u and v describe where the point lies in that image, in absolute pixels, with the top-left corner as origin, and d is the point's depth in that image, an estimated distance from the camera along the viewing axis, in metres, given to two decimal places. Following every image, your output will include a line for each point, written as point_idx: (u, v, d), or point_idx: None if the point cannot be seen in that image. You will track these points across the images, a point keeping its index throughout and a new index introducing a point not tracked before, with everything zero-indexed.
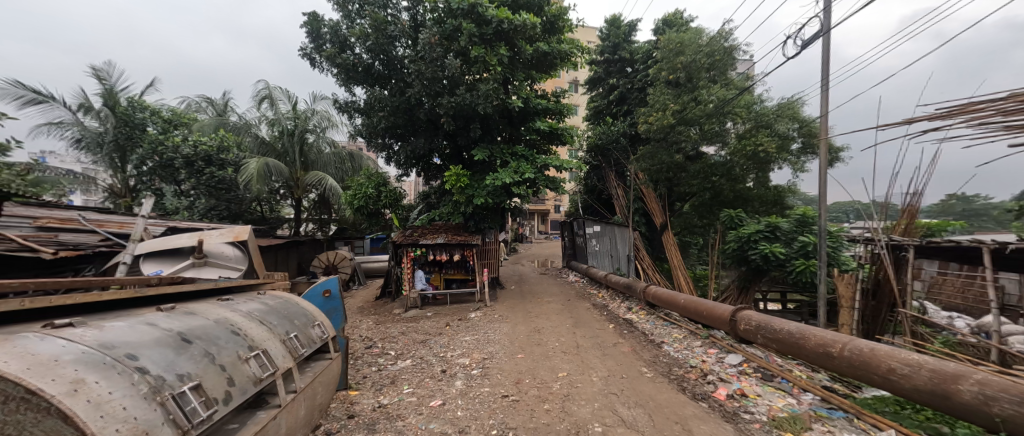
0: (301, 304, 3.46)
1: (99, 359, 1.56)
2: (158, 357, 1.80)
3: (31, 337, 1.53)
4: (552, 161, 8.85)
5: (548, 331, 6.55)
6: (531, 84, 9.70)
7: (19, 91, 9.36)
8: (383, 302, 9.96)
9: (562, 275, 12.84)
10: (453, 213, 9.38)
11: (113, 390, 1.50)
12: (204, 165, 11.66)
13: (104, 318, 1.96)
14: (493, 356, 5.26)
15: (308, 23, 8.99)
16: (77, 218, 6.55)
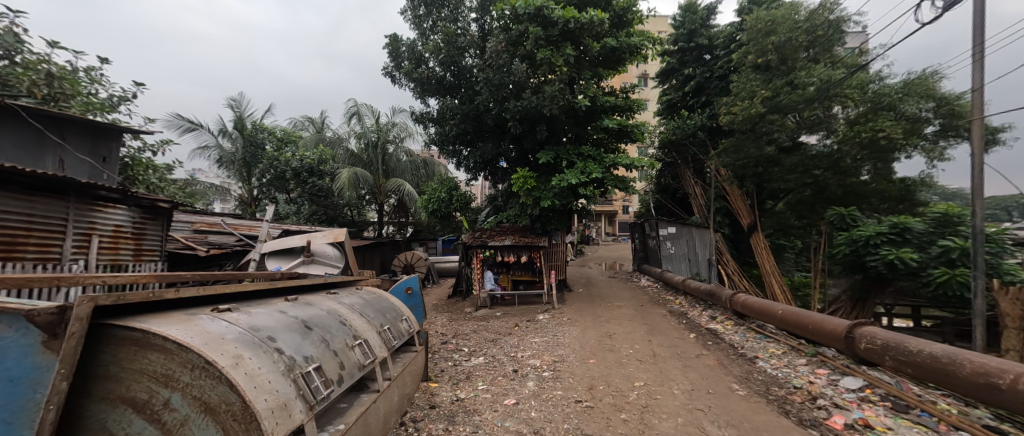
0: (391, 299, 3.75)
1: (251, 339, 1.83)
2: (290, 340, 2.07)
3: (203, 318, 1.82)
4: (622, 160, 8.52)
5: (621, 336, 6.31)
6: (598, 82, 9.46)
7: (177, 121, 11.52)
8: (455, 301, 10.40)
9: (633, 279, 12.32)
10: (518, 217, 9.33)
11: (262, 365, 1.74)
12: (307, 176, 13.34)
13: (250, 305, 2.28)
14: (564, 359, 5.20)
15: (389, 44, 9.80)
16: (221, 223, 8.03)
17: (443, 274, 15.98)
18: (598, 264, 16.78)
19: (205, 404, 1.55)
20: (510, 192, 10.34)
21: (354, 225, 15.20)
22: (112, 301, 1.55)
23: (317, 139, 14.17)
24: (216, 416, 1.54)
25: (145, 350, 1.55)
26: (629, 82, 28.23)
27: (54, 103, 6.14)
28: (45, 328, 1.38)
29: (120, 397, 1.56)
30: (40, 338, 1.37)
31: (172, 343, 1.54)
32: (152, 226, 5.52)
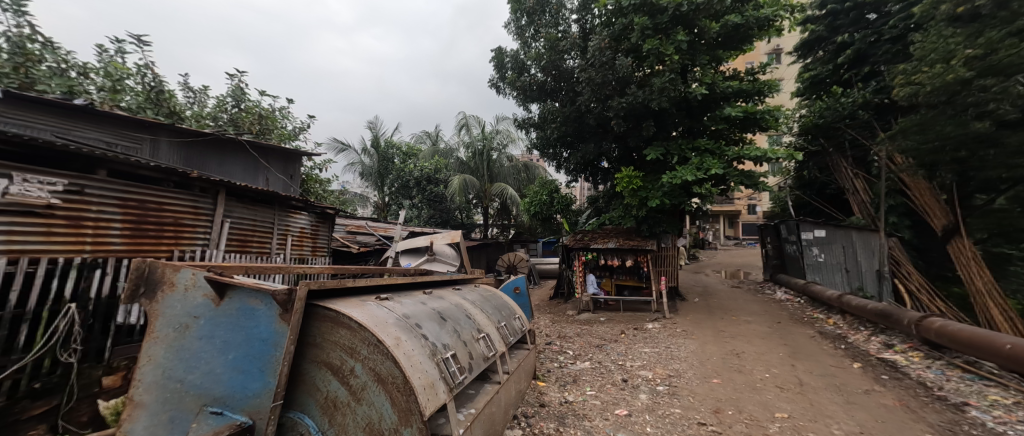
0: (504, 297, 3.90)
1: (403, 325, 2.05)
2: (431, 328, 2.28)
3: (369, 303, 2.08)
4: (747, 152, 7.52)
5: (750, 356, 5.53)
6: (717, 66, 8.50)
7: (330, 143, 13.93)
8: (557, 303, 10.41)
9: (763, 290, 10.73)
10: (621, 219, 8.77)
11: (414, 348, 1.94)
12: (427, 185, 15.00)
13: (400, 295, 2.56)
14: (680, 375, 4.78)
15: (494, 58, 10.36)
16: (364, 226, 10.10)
17: (544, 275, 16.16)
18: (715, 271, 15.04)
19: (377, 375, 1.75)
20: (613, 192, 9.95)
21: (463, 227, 16.41)
22: (317, 285, 1.81)
23: (433, 150, 15.72)
24: (384, 387, 1.74)
25: (336, 326, 1.80)
26: (755, 63, 24.80)
27: (262, 135, 9.74)
28: (280, 303, 1.68)
29: (321, 362, 1.82)
30: (277, 312, 1.69)
31: (353, 323, 1.78)
32: (321, 227, 8.12)
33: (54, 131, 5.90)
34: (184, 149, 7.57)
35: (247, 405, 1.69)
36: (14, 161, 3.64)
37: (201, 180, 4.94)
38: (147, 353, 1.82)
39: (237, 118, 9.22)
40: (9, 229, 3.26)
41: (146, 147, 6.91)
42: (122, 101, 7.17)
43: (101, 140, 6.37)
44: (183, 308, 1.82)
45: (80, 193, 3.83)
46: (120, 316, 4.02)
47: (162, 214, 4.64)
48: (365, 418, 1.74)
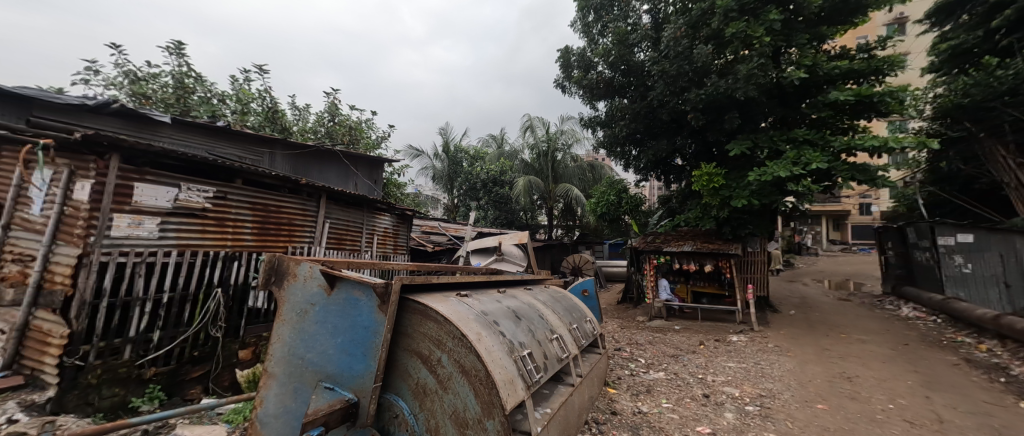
0: (574, 298, 3.65)
1: (483, 320, 1.98)
2: (508, 325, 2.18)
3: (450, 298, 2.04)
4: (859, 142, 6.52)
5: (866, 382, 4.77)
6: (820, 46, 7.51)
7: (407, 149, 14.93)
8: (625, 308, 10.01)
9: (882, 306, 9.19)
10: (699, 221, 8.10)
11: (495, 344, 1.86)
12: (493, 186, 15.35)
13: (477, 291, 2.51)
14: (774, 396, 4.29)
15: (560, 58, 10.27)
16: (437, 227, 10.89)
17: (611, 279, 15.57)
18: (813, 280, 13.29)
19: (461, 368, 1.70)
20: (689, 192, 9.31)
21: (528, 228, 16.54)
22: (410, 280, 1.88)
23: (499, 153, 16.04)
24: (467, 379, 1.69)
25: (424, 318, 1.80)
26: (869, 37, 21.80)
27: (352, 144, 11.20)
28: (378, 295, 1.75)
29: (410, 351, 1.82)
30: (377, 303, 1.76)
31: (440, 316, 1.76)
32: (401, 227, 8.79)
33: (204, 150, 7.47)
34: (292, 159, 9.07)
35: (353, 384, 1.79)
36: (183, 171, 4.70)
37: (308, 186, 5.82)
38: (277, 333, 2.06)
39: (331, 130, 10.90)
40: (176, 229, 4.42)
41: (266, 159, 8.44)
42: (247, 121, 9.34)
43: (234, 155, 7.91)
44: (302, 296, 2.02)
45: (225, 198, 4.90)
46: (250, 298, 5.18)
47: (280, 216, 5.65)
48: (451, 407, 1.70)
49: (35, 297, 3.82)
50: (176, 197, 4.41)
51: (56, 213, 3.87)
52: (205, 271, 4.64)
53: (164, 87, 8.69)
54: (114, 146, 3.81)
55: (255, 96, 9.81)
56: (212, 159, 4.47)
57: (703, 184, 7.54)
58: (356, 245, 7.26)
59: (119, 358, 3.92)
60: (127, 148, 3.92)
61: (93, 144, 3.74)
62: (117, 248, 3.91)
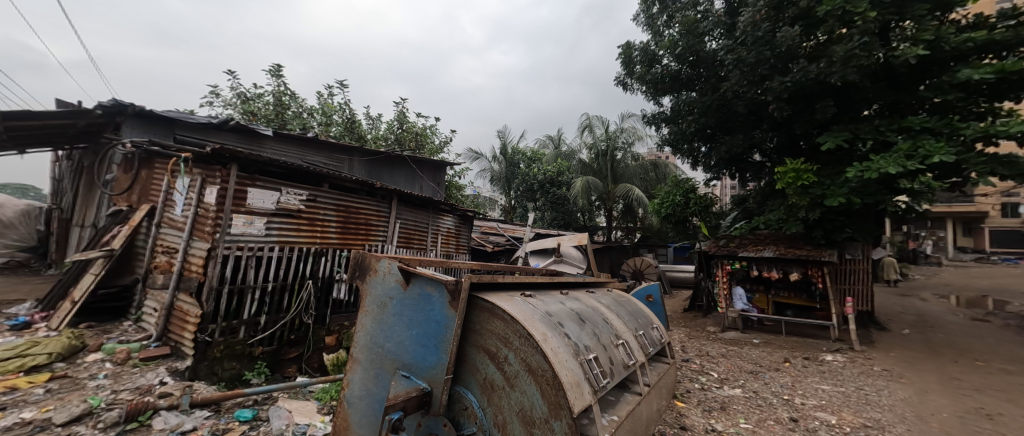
0: (639, 303, 3.42)
1: (548, 321, 1.91)
2: (573, 328, 2.08)
3: (514, 297, 2.00)
4: (999, 128, 5.42)
5: (1013, 421, 3.94)
6: (941, 17, 6.40)
7: (467, 152, 15.42)
8: (693, 316, 9.37)
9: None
10: (782, 223, 7.29)
11: (560, 345, 1.77)
12: (550, 187, 15.31)
13: (540, 292, 2.44)
14: (884, 428, 3.71)
15: (621, 54, 9.96)
16: (496, 227, 11.16)
17: (676, 284, 14.68)
18: (931, 295, 11.31)
19: (527, 366, 1.65)
20: (769, 191, 8.49)
21: (586, 229, 16.20)
22: (478, 278, 1.89)
23: (556, 154, 15.89)
24: (534, 378, 1.63)
25: (490, 316, 1.78)
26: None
27: (419, 149, 11.83)
28: (449, 292, 1.79)
29: (478, 347, 1.80)
30: (448, 299, 1.80)
31: (506, 314, 1.73)
32: (462, 228, 9.07)
33: (298, 159, 8.42)
34: (368, 164, 9.81)
35: (427, 374, 1.84)
36: (283, 178, 5.24)
37: (382, 189, 6.24)
38: (360, 323, 2.23)
39: (399, 137, 11.60)
40: (279, 228, 5.04)
41: (346, 165, 9.21)
42: (330, 132, 10.45)
43: (322, 162, 8.80)
44: (381, 290, 2.15)
45: (315, 201, 5.43)
46: (334, 290, 5.69)
47: (357, 216, 6.09)
48: (518, 405, 1.65)
49: (178, 282, 4.58)
50: (278, 200, 4.99)
51: (192, 214, 4.61)
52: (300, 265, 5.23)
53: (265, 104, 9.95)
54: (233, 157, 4.45)
55: (336, 108, 10.82)
56: (306, 167, 5.00)
57: (789, 181, 6.82)
58: (422, 244, 7.64)
59: (235, 336, 4.57)
60: (244, 159, 4.54)
61: (220, 156, 4.42)
62: (235, 243, 4.55)
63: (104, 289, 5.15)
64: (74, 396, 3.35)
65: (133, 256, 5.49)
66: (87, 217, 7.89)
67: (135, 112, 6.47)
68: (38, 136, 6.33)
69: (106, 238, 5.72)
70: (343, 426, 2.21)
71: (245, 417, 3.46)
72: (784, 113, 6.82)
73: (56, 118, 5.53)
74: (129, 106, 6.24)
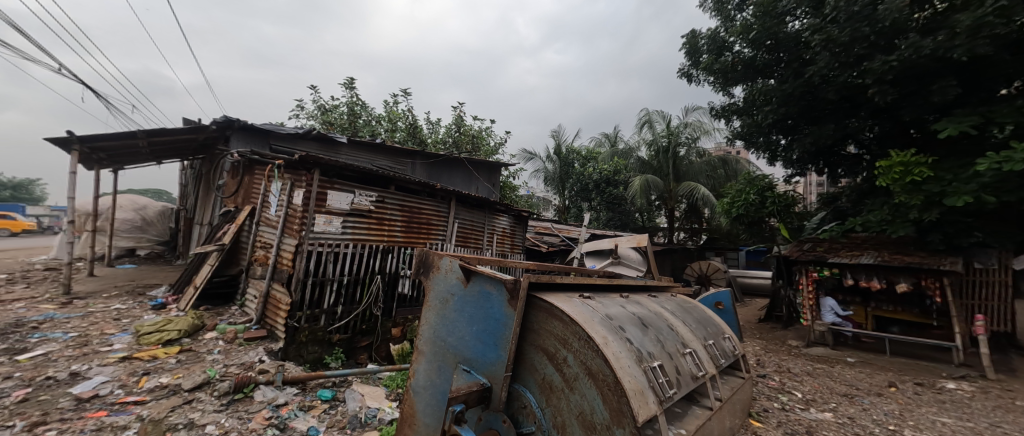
0: (707, 311, 3.16)
1: (609, 325, 1.83)
2: (635, 333, 1.97)
3: (573, 299, 1.95)
4: None
5: None
6: None
7: (522, 153, 15.51)
8: (770, 328, 8.54)
9: None
10: (885, 225, 6.33)
11: (622, 350, 1.68)
12: (605, 186, 14.90)
13: (598, 294, 2.36)
14: None
15: (686, 44, 9.43)
16: (552, 228, 11.15)
17: (747, 291, 13.53)
18: None
19: (587, 370, 1.59)
20: (868, 188, 7.57)
21: (645, 230, 15.53)
22: (537, 278, 1.87)
23: (612, 152, 15.38)
24: (595, 382, 1.57)
25: (548, 316, 1.75)
26: None
27: (476, 150, 12.14)
28: (508, 291, 1.79)
29: (536, 347, 1.78)
30: (507, 298, 1.80)
31: (565, 315, 1.69)
32: (517, 228, 9.14)
33: (369, 163, 9.07)
34: (429, 167, 10.26)
35: (487, 370, 1.86)
36: (356, 181, 5.57)
37: (442, 190, 6.48)
38: (424, 317, 2.31)
39: (457, 140, 11.97)
40: (353, 227, 5.44)
41: (409, 168, 9.72)
42: (395, 137, 11.10)
43: (388, 166, 9.37)
44: (443, 287, 2.21)
45: (383, 202, 5.78)
46: (399, 285, 6.01)
47: (420, 215, 6.37)
48: (577, 409, 1.60)
49: (272, 273, 5.14)
50: (352, 201, 5.38)
51: (284, 213, 5.16)
52: (370, 261, 5.61)
53: (340, 112, 10.86)
54: (315, 163, 4.87)
55: (401, 115, 11.45)
56: (376, 170, 5.33)
57: (895, 178, 6.01)
58: (478, 244, 7.81)
59: (317, 324, 5.04)
60: (324, 164, 4.96)
61: (305, 162, 4.87)
62: (317, 240, 5.00)
63: (219, 276, 5.92)
64: (197, 367, 3.91)
65: (239, 250, 6.29)
66: (204, 216, 9.20)
67: (238, 126, 7.38)
68: (173, 150, 7.65)
69: (218, 235, 6.62)
70: (409, 414, 2.31)
71: (326, 396, 3.78)
72: (888, 97, 5.94)
73: (181, 134, 6.50)
74: (235, 121, 7.14)
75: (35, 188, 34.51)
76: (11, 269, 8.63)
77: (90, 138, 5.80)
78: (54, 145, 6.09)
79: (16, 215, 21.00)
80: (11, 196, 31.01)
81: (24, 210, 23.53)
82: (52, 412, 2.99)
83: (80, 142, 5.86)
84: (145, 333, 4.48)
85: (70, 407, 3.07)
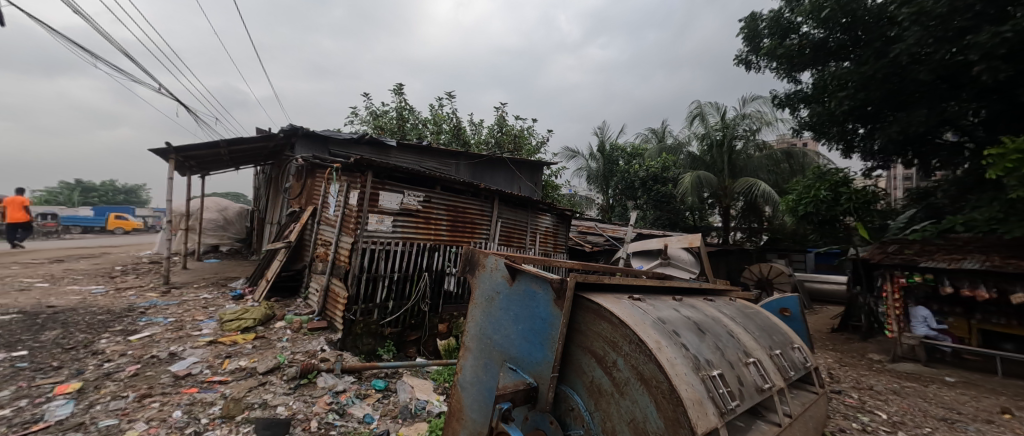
0: (773, 318, 2.91)
1: (662, 329, 1.74)
2: (691, 339, 1.86)
3: (623, 300, 1.88)
4: None
5: None
6: None
7: (566, 151, 15.33)
8: (846, 339, 7.73)
9: None
10: (996, 225, 5.63)
11: (677, 356, 1.59)
12: (652, 183, 14.12)
13: (649, 296, 2.26)
14: None
15: (745, 29, 8.82)
16: (596, 227, 10.96)
17: (816, 298, 12.38)
18: None
19: (639, 375, 1.51)
20: (973, 181, 6.59)
21: (697, 230, 14.75)
22: (584, 278, 1.82)
23: (660, 148, 14.70)
24: (647, 389, 1.48)
25: (597, 317, 1.70)
26: None
27: (519, 150, 12.20)
28: (555, 290, 1.77)
29: (584, 349, 1.73)
30: (553, 297, 1.77)
31: (615, 317, 1.62)
32: (560, 227, 9.05)
33: (416, 164, 9.42)
34: (472, 167, 10.44)
35: (534, 370, 1.85)
36: (404, 182, 5.82)
37: (486, 189, 6.57)
38: (471, 314, 2.35)
39: (499, 140, 12.07)
40: (402, 227, 5.66)
41: (453, 168, 9.97)
42: (441, 139, 11.49)
43: (433, 166, 9.67)
44: (490, 285, 2.22)
45: (429, 202, 5.96)
46: (445, 282, 6.17)
47: (464, 214, 6.48)
48: (629, 415, 1.52)
49: (332, 269, 5.49)
50: (401, 201, 5.61)
51: (341, 213, 5.49)
52: (418, 259, 5.83)
53: (391, 117, 11.38)
54: (368, 165, 5.13)
55: (445, 117, 11.76)
56: (424, 171, 5.51)
57: (1008, 168, 5.17)
58: (521, 243, 7.82)
59: (371, 317, 5.32)
60: (377, 167, 5.21)
61: (360, 164, 5.15)
62: (371, 239, 5.28)
63: (287, 271, 6.43)
64: (269, 353, 4.28)
65: (303, 247, 6.80)
66: (273, 216, 10.05)
67: (301, 133, 7.98)
68: (248, 156, 8.44)
69: (284, 233, 7.21)
70: (456, 409, 2.36)
71: (379, 386, 3.96)
72: (999, 75, 5.19)
73: (255, 142, 7.14)
74: (299, 128, 7.71)
75: (142, 192, 39.79)
76: (123, 262, 10.01)
77: (183, 148, 6.54)
78: (155, 154, 6.96)
79: (128, 216, 24.39)
80: (123, 199, 35.99)
81: (133, 211, 27.25)
82: (156, 385, 3.43)
83: (175, 152, 6.64)
84: (227, 320, 4.98)
85: (170, 382, 3.50)
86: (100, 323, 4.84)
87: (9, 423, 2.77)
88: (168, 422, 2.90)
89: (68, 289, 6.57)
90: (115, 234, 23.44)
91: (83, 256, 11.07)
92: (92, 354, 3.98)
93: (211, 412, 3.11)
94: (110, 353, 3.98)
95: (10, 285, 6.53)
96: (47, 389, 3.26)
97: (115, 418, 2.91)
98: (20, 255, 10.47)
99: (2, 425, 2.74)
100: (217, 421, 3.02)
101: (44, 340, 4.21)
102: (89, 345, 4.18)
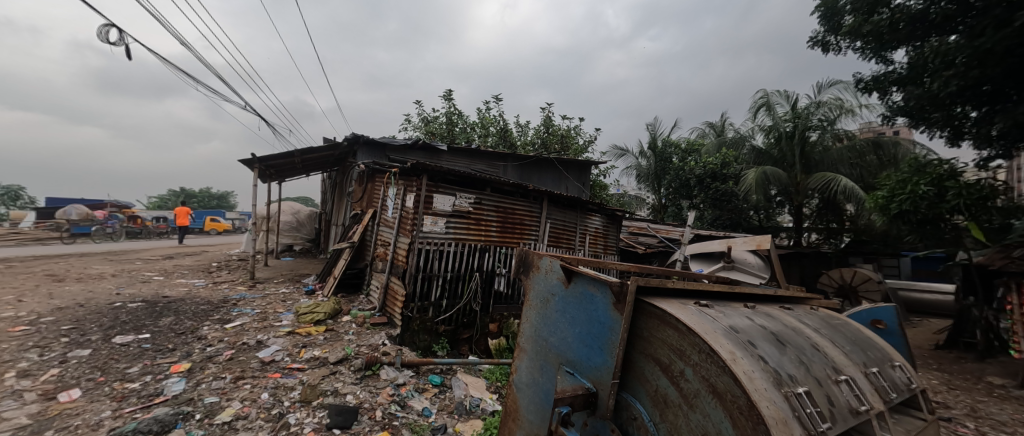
0: (864, 330, 2.59)
1: (736, 339, 1.63)
2: (770, 351, 1.71)
3: (689, 307, 1.78)
4: None
5: None
6: None
7: (617, 150, 14.88)
8: (955, 358, 6.66)
9: None
10: None
11: (754, 369, 1.47)
12: (711, 181, 13.17)
13: (717, 303, 2.11)
14: None
15: (823, 6, 8.16)
16: (648, 227, 10.60)
17: (913, 308, 10.87)
18: None
19: (711, 388, 1.42)
20: None
21: (763, 231, 13.63)
22: (646, 281, 1.75)
23: (719, 142, 13.77)
24: (721, 403, 1.38)
25: (662, 323, 1.62)
26: None
27: (566, 150, 12.10)
28: (614, 293, 1.73)
29: (647, 356, 1.67)
30: (612, 301, 1.73)
31: (682, 324, 1.54)
32: (611, 228, 8.80)
33: (466, 166, 9.69)
34: (520, 169, 10.51)
35: (593, 375, 1.81)
36: (457, 183, 5.99)
37: (534, 190, 6.58)
38: (526, 316, 2.36)
39: (546, 141, 12.03)
40: (454, 228, 5.83)
41: (502, 170, 10.12)
42: (489, 142, 11.73)
43: (481, 169, 9.90)
44: (544, 286, 2.22)
45: (480, 204, 6.09)
46: (495, 282, 6.26)
47: (512, 215, 6.52)
48: (701, 429, 1.43)
49: (391, 267, 5.82)
50: (453, 203, 5.78)
51: (399, 214, 5.81)
52: (469, 259, 5.99)
53: (442, 122, 11.81)
54: (423, 169, 5.37)
55: (493, 120, 12.00)
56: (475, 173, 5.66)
57: None
58: (570, 244, 7.72)
59: (426, 314, 5.55)
60: (430, 170, 5.44)
61: (416, 169, 5.41)
62: (425, 240, 5.53)
63: (352, 269, 6.92)
64: (338, 344, 4.64)
65: (364, 247, 7.29)
66: (338, 218, 10.88)
67: (362, 141, 8.55)
68: (317, 164, 9.20)
69: (348, 234, 7.78)
70: (513, 409, 2.38)
71: (436, 381, 4.12)
72: None
73: (323, 150, 7.79)
74: (359, 136, 8.26)
75: (231, 197, 44.99)
76: (218, 259, 11.41)
77: (265, 157, 7.30)
78: (243, 164, 7.85)
79: (221, 218, 27.72)
80: (217, 204, 41.07)
81: (224, 214, 30.91)
82: (247, 369, 3.86)
83: (258, 162, 7.43)
84: (302, 313, 5.48)
85: (258, 367, 3.92)
86: (203, 312, 5.56)
87: (138, 395, 3.28)
88: (258, 402, 3.26)
89: (177, 282, 7.64)
90: (210, 234, 26.75)
91: (187, 254, 12.76)
92: (198, 339, 4.58)
93: (292, 396, 3.44)
94: (211, 339, 4.55)
95: (135, 277, 7.74)
96: (165, 368, 3.80)
97: (215, 395, 3.32)
98: (142, 252, 12.37)
99: (133, 396, 3.25)
100: (297, 404, 3.33)
101: (162, 325, 4.92)
102: (195, 331, 4.82)
